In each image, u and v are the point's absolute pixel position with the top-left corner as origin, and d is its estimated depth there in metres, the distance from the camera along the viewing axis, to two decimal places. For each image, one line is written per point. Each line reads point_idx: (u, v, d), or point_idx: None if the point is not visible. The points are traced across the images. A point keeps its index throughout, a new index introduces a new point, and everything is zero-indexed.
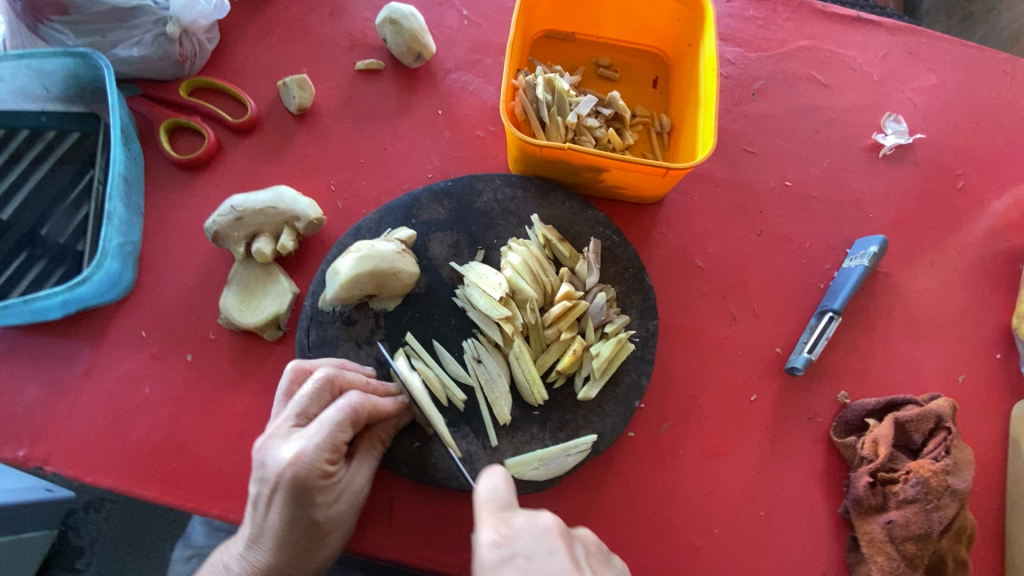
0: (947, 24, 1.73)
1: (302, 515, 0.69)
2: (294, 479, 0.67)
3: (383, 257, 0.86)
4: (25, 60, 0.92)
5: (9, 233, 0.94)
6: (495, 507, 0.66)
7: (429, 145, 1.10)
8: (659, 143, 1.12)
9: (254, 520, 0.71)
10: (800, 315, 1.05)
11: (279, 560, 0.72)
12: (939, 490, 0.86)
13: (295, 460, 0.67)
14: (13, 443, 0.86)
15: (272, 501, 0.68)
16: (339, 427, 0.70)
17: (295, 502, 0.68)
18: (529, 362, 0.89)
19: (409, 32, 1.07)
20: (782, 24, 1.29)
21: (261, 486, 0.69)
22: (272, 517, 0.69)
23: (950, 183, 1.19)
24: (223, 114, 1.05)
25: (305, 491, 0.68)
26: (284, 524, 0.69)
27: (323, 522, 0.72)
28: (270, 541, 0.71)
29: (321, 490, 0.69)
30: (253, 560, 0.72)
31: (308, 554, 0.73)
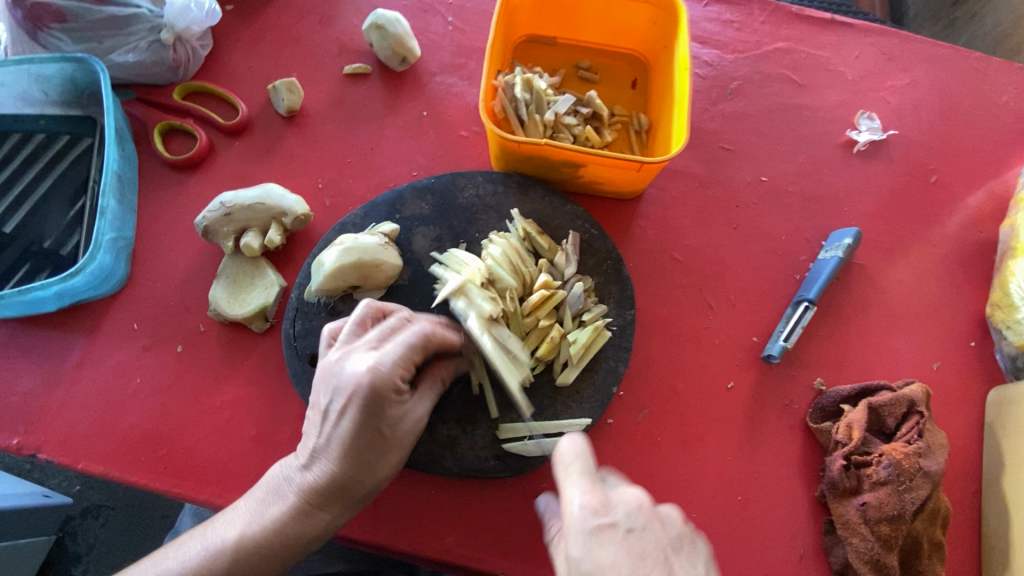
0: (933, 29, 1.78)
1: (372, 424, 0.70)
2: (371, 387, 0.69)
3: (366, 249, 0.89)
4: (24, 65, 0.97)
5: (10, 247, 0.98)
6: (589, 473, 0.70)
7: (414, 144, 1.13)
8: (637, 141, 1.15)
9: (322, 431, 0.72)
10: (776, 305, 1.07)
11: (341, 475, 0.72)
12: (911, 471, 0.88)
13: (373, 370, 0.69)
14: (8, 432, 0.89)
15: (346, 410, 0.70)
16: (410, 345, 0.73)
17: (369, 410, 0.69)
18: (523, 350, 0.90)
19: (395, 37, 1.12)
20: (759, 27, 1.33)
21: (336, 396, 0.71)
22: (342, 428, 0.71)
23: (924, 177, 1.22)
24: (215, 117, 1.09)
25: (380, 402, 0.70)
26: (354, 434, 0.70)
27: (390, 437, 0.73)
28: (336, 452, 0.71)
29: (392, 403, 0.71)
30: (319, 472, 0.73)
31: (370, 469, 0.73)
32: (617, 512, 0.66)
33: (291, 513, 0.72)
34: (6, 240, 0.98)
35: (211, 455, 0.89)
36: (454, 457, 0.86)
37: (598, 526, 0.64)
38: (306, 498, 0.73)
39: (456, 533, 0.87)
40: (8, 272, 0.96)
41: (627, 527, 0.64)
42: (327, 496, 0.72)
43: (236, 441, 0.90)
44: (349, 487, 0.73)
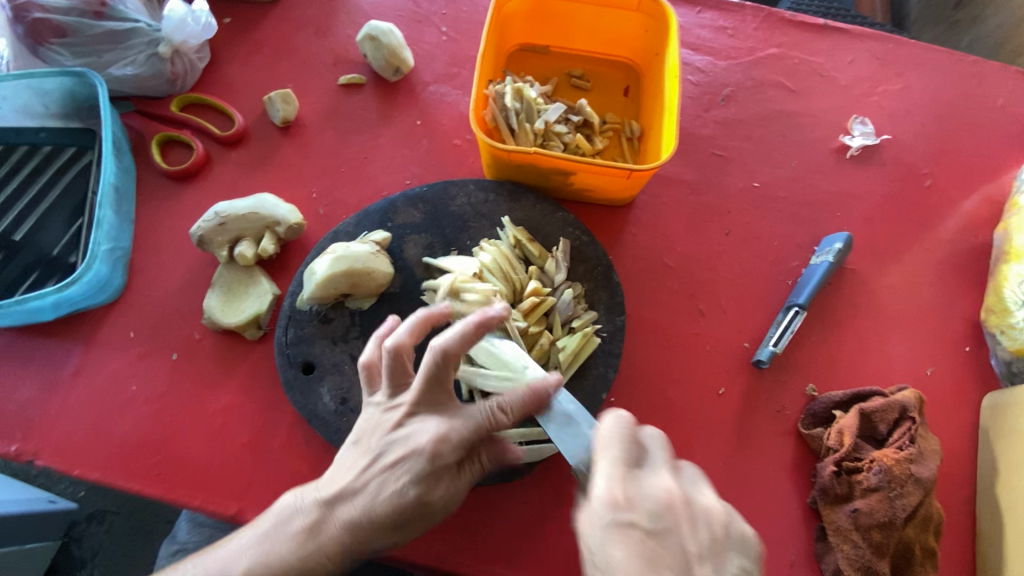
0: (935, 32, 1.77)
1: (418, 494, 0.68)
2: (431, 455, 0.68)
3: (357, 257, 0.90)
4: (25, 79, 0.99)
5: (21, 254, 0.99)
6: (629, 463, 0.64)
7: (408, 153, 1.15)
8: (629, 148, 1.16)
9: (361, 475, 0.70)
10: (768, 311, 1.07)
11: (366, 529, 0.69)
12: (902, 478, 0.87)
13: (438, 438, 0.69)
14: (6, 439, 0.90)
15: (399, 467, 0.69)
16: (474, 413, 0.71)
17: (422, 479, 0.68)
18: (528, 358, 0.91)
19: (388, 47, 1.13)
20: (751, 33, 1.33)
21: (392, 447, 0.70)
22: (388, 481, 0.69)
23: (918, 181, 1.22)
24: (212, 128, 1.11)
25: (434, 471, 0.69)
26: (397, 498, 0.68)
27: (429, 510, 0.70)
28: (371, 505, 0.68)
29: (442, 477, 0.70)
30: (340, 515, 0.69)
31: (392, 533, 0.70)
32: (643, 510, 0.60)
33: (301, 555, 0.68)
34: (15, 249, 1.00)
35: (204, 461, 0.90)
36: None
37: (616, 522, 0.59)
38: (320, 542, 0.68)
39: (444, 541, 0.87)
40: (13, 282, 0.98)
41: (648, 528, 0.59)
42: (342, 546, 0.68)
43: (229, 447, 0.91)
44: (365, 543, 0.69)
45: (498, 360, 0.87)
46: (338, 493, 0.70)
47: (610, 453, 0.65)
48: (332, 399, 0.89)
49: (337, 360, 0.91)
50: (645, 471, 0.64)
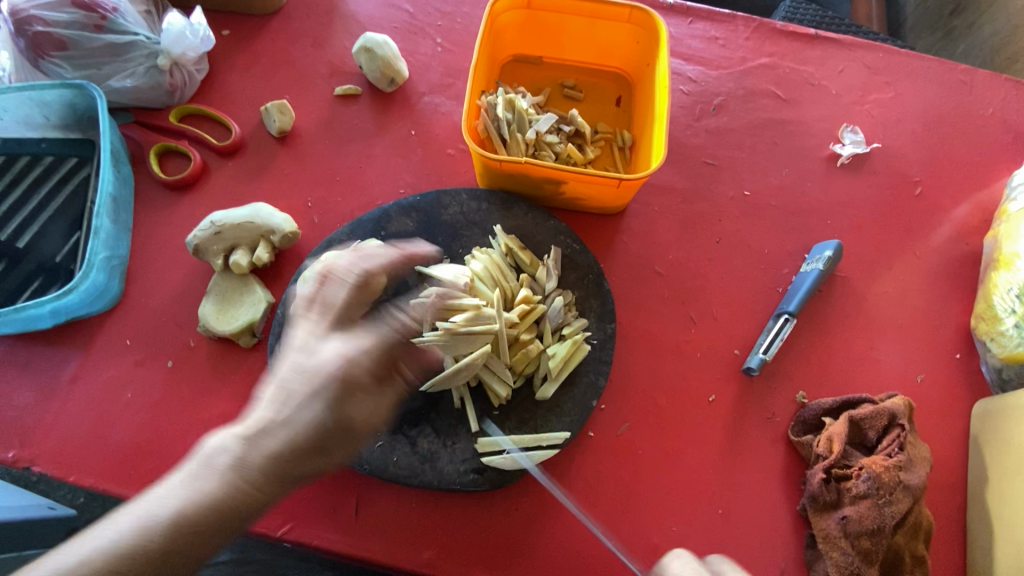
0: (931, 40, 1.79)
1: (337, 412, 0.68)
2: (344, 373, 0.68)
3: None
4: (26, 91, 1.00)
5: (23, 264, 1.01)
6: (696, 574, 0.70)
7: (402, 163, 1.16)
8: (620, 157, 1.17)
9: (280, 403, 0.67)
10: (758, 318, 1.08)
11: (290, 454, 0.66)
12: (891, 484, 0.88)
13: (347, 358, 0.69)
14: (3, 445, 0.91)
15: (314, 388, 0.67)
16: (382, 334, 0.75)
17: (339, 396, 0.68)
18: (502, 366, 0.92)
19: (383, 59, 1.15)
20: (742, 43, 1.35)
21: (298, 371, 0.68)
22: (305, 405, 0.67)
23: (908, 189, 1.23)
24: (209, 138, 1.13)
25: (348, 387, 0.69)
26: (317, 419, 0.67)
27: (355, 429, 0.70)
28: (293, 427, 0.66)
29: (359, 394, 0.70)
30: (260, 444, 0.65)
31: (319, 458, 0.68)
32: None
33: (223, 489, 0.63)
34: (19, 257, 1.01)
35: None
36: (435, 470, 0.87)
37: None
38: (241, 476, 0.64)
39: (435, 547, 0.88)
40: (15, 292, 0.99)
41: None
42: (267, 475, 0.65)
43: None
44: (295, 470, 0.66)
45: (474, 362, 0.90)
46: (258, 423, 0.66)
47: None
48: None
49: None
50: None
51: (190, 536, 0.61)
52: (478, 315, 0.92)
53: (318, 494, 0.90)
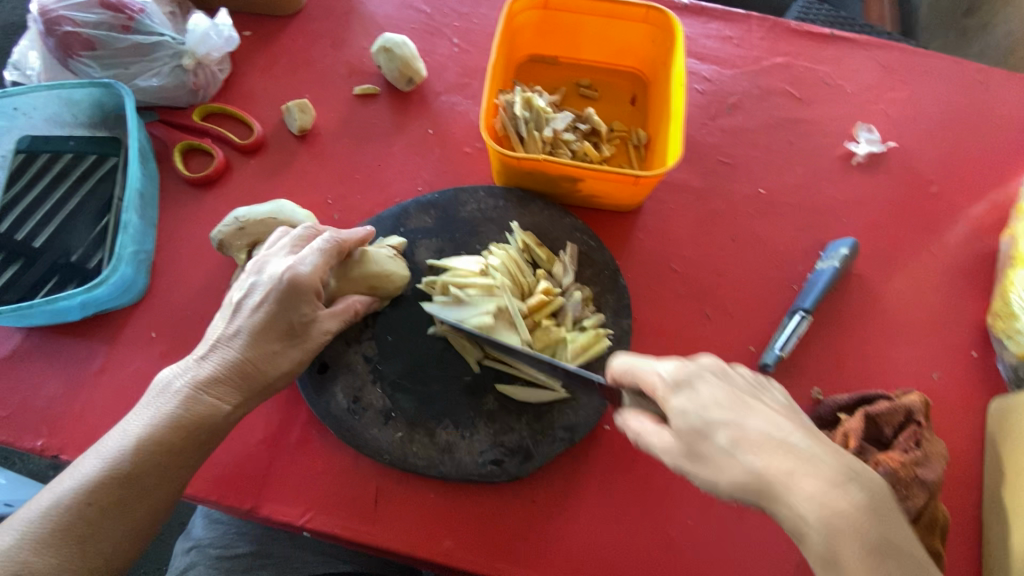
0: (944, 40, 1.79)
1: (287, 314, 0.80)
2: (292, 281, 0.80)
3: (379, 259, 0.93)
4: (56, 90, 1.04)
5: (42, 260, 1.02)
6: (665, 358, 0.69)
7: (420, 161, 1.18)
8: (635, 155, 1.18)
9: (232, 322, 0.80)
10: (773, 315, 1.09)
11: (244, 358, 0.78)
12: (908, 480, 0.88)
13: (294, 268, 0.81)
14: (32, 434, 0.94)
15: (261, 302, 0.80)
16: (320, 250, 0.84)
17: (286, 300, 0.80)
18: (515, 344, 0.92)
19: (402, 59, 1.17)
20: (757, 43, 1.36)
21: (253, 292, 0.81)
22: (254, 316, 0.79)
23: (923, 188, 1.23)
24: (231, 136, 1.15)
25: (298, 293, 0.80)
26: (267, 322, 0.79)
27: (303, 328, 0.82)
28: (246, 336, 0.79)
29: (309, 298, 0.82)
30: (215, 361, 0.77)
31: (274, 358, 0.80)
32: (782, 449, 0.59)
33: (186, 404, 0.74)
34: (35, 256, 1.02)
35: (219, 457, 0.92)
36: (453, 461, 0.89)
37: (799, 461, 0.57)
38: (203, 387, 0.76)
39: (454, 536, 0.89)
40: (35, 286, 1.00)
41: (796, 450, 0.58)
42: (227, 382, 0.77)
43: (244, 444, 0.93)
44: (250, 374, 0.78)
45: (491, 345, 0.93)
46: (213, 346, 0.79)
47: (647, 364, 0.69)
48: (345, 398, 0.92)
49: (350, 360, 0.94)
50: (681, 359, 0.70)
51: (164, 450, 0.71)
52: (488, 294, 0.94)
53: (338, 485, 0.91)
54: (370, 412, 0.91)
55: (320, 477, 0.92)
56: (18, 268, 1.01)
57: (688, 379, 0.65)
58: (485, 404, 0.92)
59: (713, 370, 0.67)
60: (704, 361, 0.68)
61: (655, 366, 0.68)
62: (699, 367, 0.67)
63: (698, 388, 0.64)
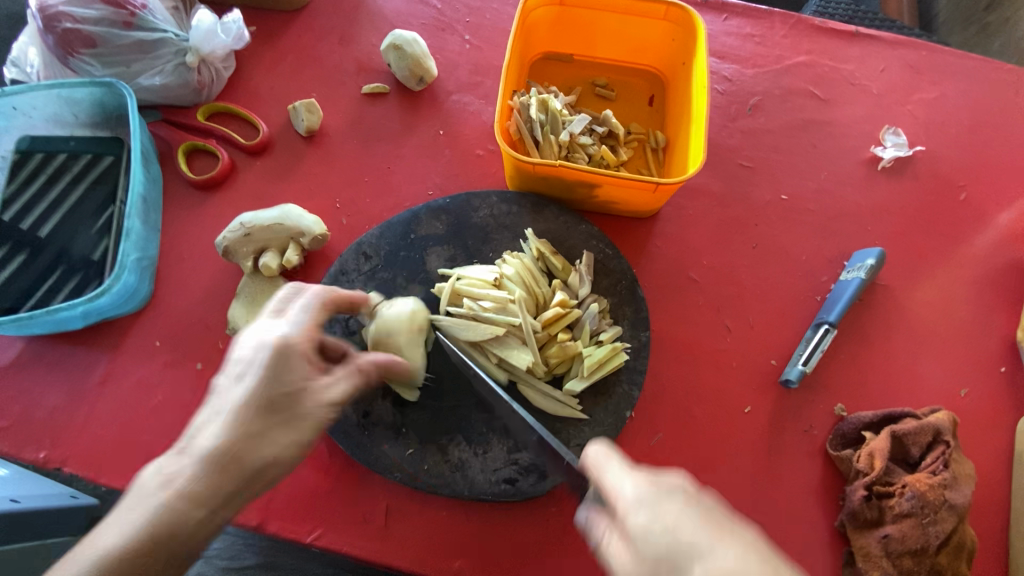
0: (964, 35, 1.72)
1: (276, 385, 0.69)
2: (281, 346, 0.70)
3: (415, 331, 0.89)
4: (56, 89, 1.01)
5: (44, 252, 1.00)
6: (624, 464, 0.61)
7: (430, 164, 1.14)
8: (653, 159, 1.14)
9: (219, 400, 0.70)
10: (795, 328, 1.05)
11: (224, 446, 0.67)
12: (936, 503, 0.85)
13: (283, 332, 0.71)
14: (34, 446, 0.92)
15: (247, 373, 0.69)
16: (304, 311, 0.75)
17: (275, 369, 0.69)
18: (527, 353, 0.90)
19: (412, 57, 1.13)
20: (779, 41, 1.31)
21: (239, 362, 0.71)
22: (234, 393, 0.69)
23: (951, 195, 1.18)
24: (236, 137, 1.11)
25: (288, 359, 0.70)
26: (252, 396, 0.68)
27: (298, 401, 0.71)
28: (232, 415, 0.68)
29: (301, 365, 0.71)
30: (198, 448, 0.67)
31: (266, 438, 0.69)
32: None
33: (157, 510, 0.64)
34: (40, 246, 1.00)
35: None
36: (465, 479, 0.86)
37: None
38: (187, 482, 0.65)
39: (466, 557, 0.87)
40: (38, 282, 0.98)
41: None
42: (211, 473, 0.66)
43: None
44: (239, 460, 0.67)
45: (504, 346, 0.91)
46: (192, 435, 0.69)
47: (606, 470, 0.61)
48: (354, 412, 0.88)
49: None
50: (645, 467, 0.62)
51: (147, 556, 0.63)
52: (504, 308, 0.91)
53: (347, 503, 0.89)
54: (380, 427, 0.88)
55: (328, 494, 0.89)
56: (22, 259, 0.99)
57: (653, 497, 0.56)
58: (498, 420, 0.89)
59: (685, 486, 0.57)
60: (672, 473, 0.59)
61: (616, 477, 0.60)
62: (667, 482, 0.58)
63: (666, 508, 0.55)
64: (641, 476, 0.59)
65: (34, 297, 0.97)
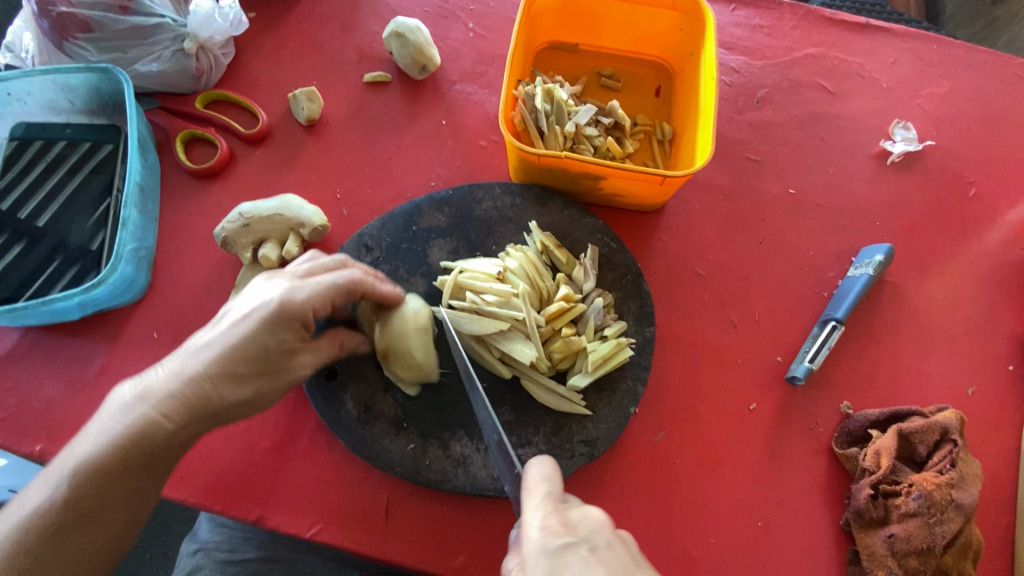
0: (970, 30, 1.68)
1: (269, 341, 0.71)
2: (288, 303, 0.71)
3: (421, 343, 0.85)
4: (51, 75, 0.99)
5: (42, 241, 0.98)
6: (548, 499, 0.66)
7: (433, 154, 1.12)
8: (660, 151, 1.12)
9: (210, 334, 0.70)
10: (801, 324, 1.04)
11: (204, 379, 0.68)
12: (943, 503, 0.84)
13: (293, 290, 0.72)
14: (30, 438, 0.91)
15: (248, 318, 0.70)
16: (329, 285, 0.75)
17: (274, 324, 0.70)
18: (532, 347, 0.88)
19: (415, 45, 1.11)
20: (788, 32, 1.28)
21: (245, 305, 0.72)
22: (232, 332, 0.70)
23: (961, 191, 1.16)
24: (235, 125, 1.09)
25: (289, 319, 0.71)
26: (245, 343, 0.69)
27: (279, 359, 0.73)
28: (216, 356, 0.69)
29: (297, 328, 0.73)
30: (173, 377, 0.68)
31: (234, 389, 0.70)
32: None
33: (130, 423, 0.65)
34: (38, 235, 0.99)
35: (224, 466, 0.89)
36: (468, 475, 0.85)
37: None
38: (151, 407, 0.66)
39: (467, 553, 0.86)
40: (35, 272, 0.97)
41: None
42: (174, 406, 0.67)
43: (250, 452, 0.90)
44: (202, 401, 0.68)
45: (508, 344, 0.89)
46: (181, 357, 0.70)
47: (531, 500, 0.66)
48: (354, 406, 0.87)
49: (361, 366, 0.90)
50: (566, 502, 0.66)
51: (100, 474, 0.64)
52: (507, 302, 0.90)
53: (347, 498, 0.88)
54: (381, 422, 0.87)
55: (328, 489, 0.88)
56: (20, 249, 0.98)
57: (558, 544, 0.62)
58: (500, 416, 0.88)
59: (590, 536, 0.63)
60: (584, 516, 0.65)
61: (535, 511, 0.65)
62: (575, 530, 0.63)
63: (564, 563, 0.61)
64: (558, 517, 0.64)
65: (31, 287, 0.96)
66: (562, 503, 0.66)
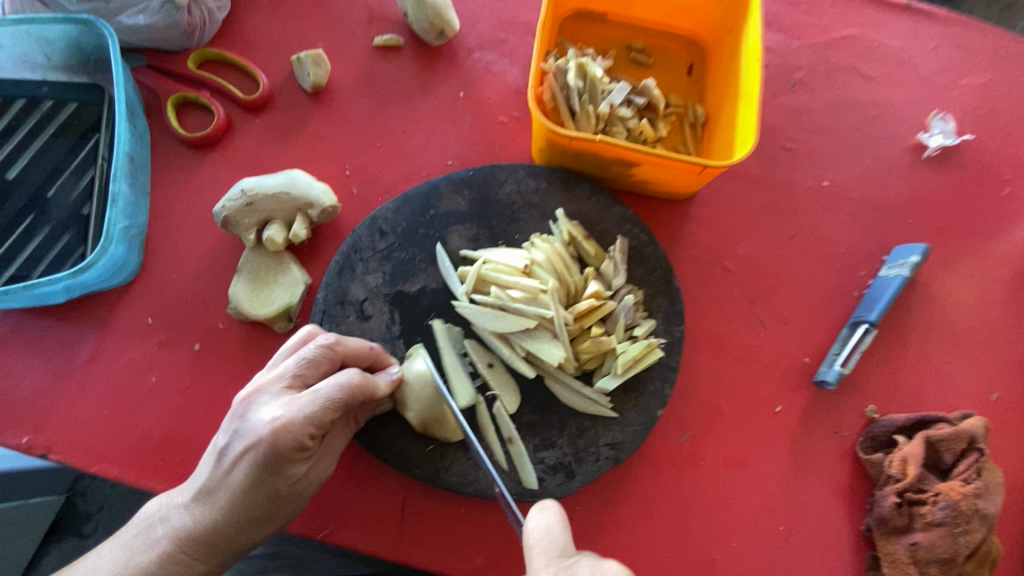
0: (985, 13, 1.53)
1: (268, 481, 0.66)
2: (274, 443, 0.64)
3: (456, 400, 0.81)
4: (25, 25, 0.87)
5: (11, 200, 0.90)
6: (550, 555, 0.62)
7: (449, 130, 1.04)
8: (692, 136, 1.05)
9: (211, 479, 0.67)
10: (830, 325, 1.01)
11: (212, 532, 0.67)
12: (969, 514, 0.83)
13: (275, 426, 0.64)
14: (17, 429, 0.84)
15: (241, 460, 0.65)
16: (322, 409, 0.66)
17: (265, 469, 0.65)
18: (563, 347, 0.83)
19: (432, 7, 1.00)
20: (828, 10, 1.19)
21: (235, 440, 0.66)
22: (230, 483, 0.66)
23: (995, 189, 1.12)
24: (233, 90, 0.99)
25: (278, 459, 0.65)
26: (245, 487, 0.66)
27: (288, 491, 0.69)
28: (222, 500, 0.67)
29: (294, 461, 0.66)
30: (193, 520, 0.68)
31: (254, 526, 0.69)
32: None
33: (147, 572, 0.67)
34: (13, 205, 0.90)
35: None
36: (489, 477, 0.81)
37: None
38: (179, 549, 0.68)
39: (485, 555, 0.83)
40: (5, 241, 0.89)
41: None
42: (201, 549, 0.68)
43: None
44: (225, 540, 0.68)
45: (533, 339, 0.84)
46: (188, 502, 0.69)
47: (536, 557, 0.62)
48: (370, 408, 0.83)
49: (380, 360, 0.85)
50: (574, 557, 0.62)
51: None
52: (534, 298, 0.83)
53: (360, 497, 0.84)
54: (397, 421, 0.82)
55: (341, 489, 0.84)
56: None
57: None
58: (523, 417, 0.85)
59: None
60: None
61: (538, 569, 0.61)
62: None
63: None
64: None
65: None
66: (567, 558, 0.62)
